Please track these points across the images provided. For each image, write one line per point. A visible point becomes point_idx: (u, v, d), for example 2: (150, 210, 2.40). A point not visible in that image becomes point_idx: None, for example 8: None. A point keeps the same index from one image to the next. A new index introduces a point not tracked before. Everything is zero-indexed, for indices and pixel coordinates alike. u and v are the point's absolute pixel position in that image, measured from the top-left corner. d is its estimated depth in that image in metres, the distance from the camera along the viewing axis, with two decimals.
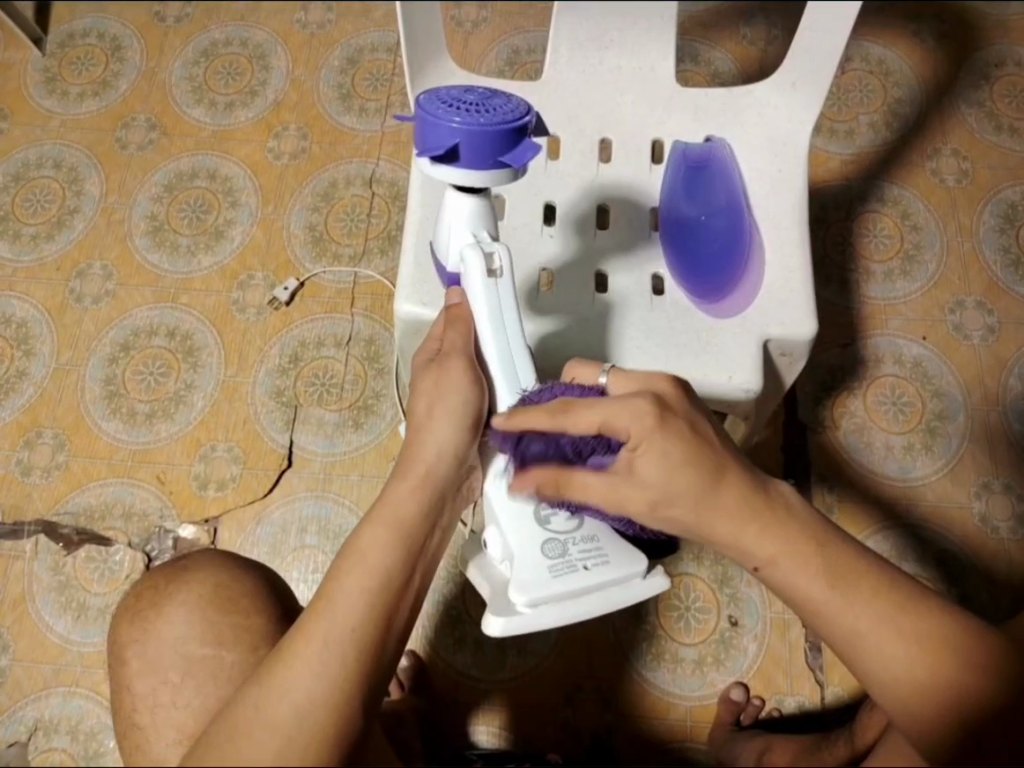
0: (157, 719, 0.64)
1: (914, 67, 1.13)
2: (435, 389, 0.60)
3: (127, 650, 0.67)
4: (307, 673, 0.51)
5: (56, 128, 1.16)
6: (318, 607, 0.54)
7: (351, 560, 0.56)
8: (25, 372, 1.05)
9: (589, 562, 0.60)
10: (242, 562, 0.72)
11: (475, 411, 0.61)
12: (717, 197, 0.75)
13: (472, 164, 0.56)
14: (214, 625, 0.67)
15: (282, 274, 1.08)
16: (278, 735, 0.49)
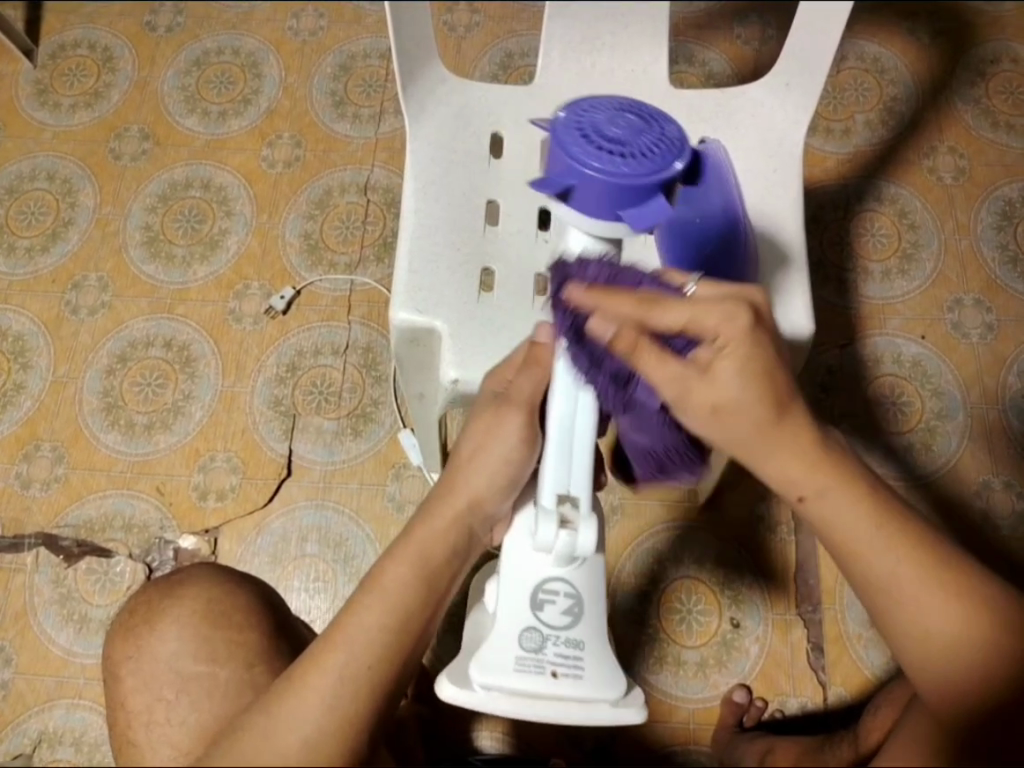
0: (152, 736, 0.63)
1: (908, 64, 1.13)
2: (485, 433, 0.57)
3: (122, 667, 0.67)
4: (319, 703, 0.51)
5: (48, 140, 1.16)
6: (333, 635, 0.53)
7: (372, 591, 0.54)
8: (22, 384, 1.05)
9: (560, 669, 0.56)
10: (237, 577, 0.72)
11: (514, 471, 0.57)
12: (713, 201, 0.70)
13: (587, 209, 0.52)
14: (207, 642, 0.67)
15: (278, 283, 1.08)
16: (288, 767, 0.50)
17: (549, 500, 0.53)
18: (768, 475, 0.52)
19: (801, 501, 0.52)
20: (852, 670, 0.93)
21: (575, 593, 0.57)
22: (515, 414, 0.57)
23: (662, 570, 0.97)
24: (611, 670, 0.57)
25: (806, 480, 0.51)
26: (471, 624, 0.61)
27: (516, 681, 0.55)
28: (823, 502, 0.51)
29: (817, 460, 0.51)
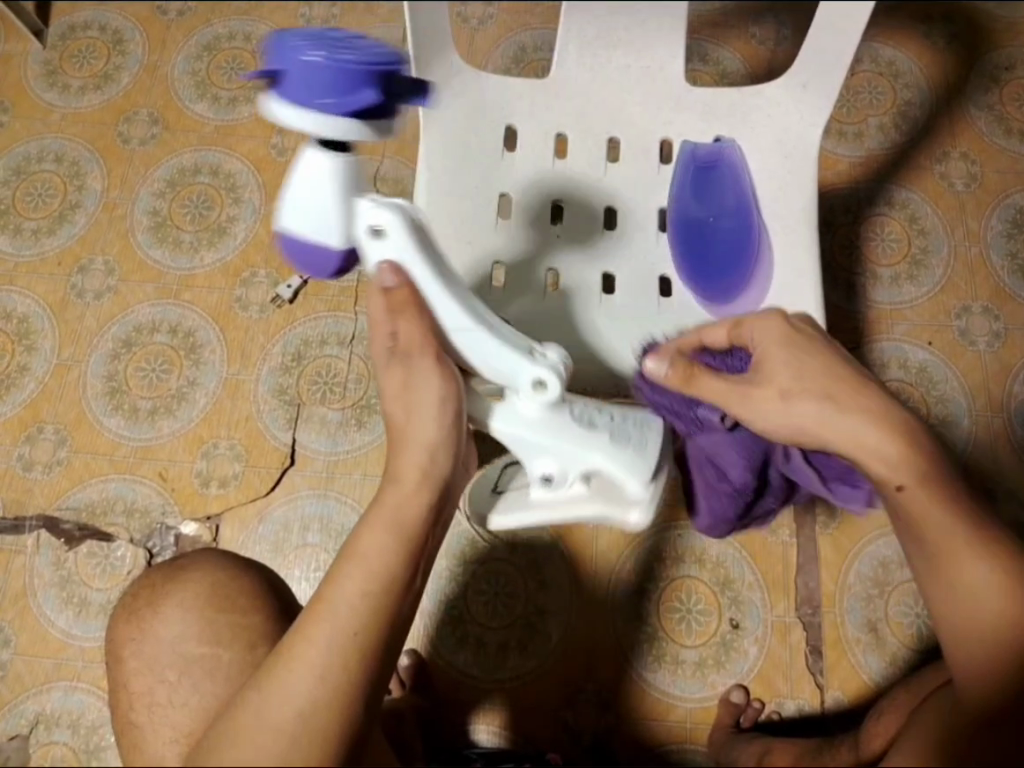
0: (155, 719, 0.64)
1: (924, 68, 1.12)
2: (407, 391, 0.60)
3: (124, 650, 0.67)
4: (309, 675, 0.51)
5: (57, 121, 1.15)
6: (317, 607, 0.53)
7: (352, 560, 0.55)
8: (26, 366, 1.05)
9: (639, 427, 0.66)
10: (244, 562, 0.72)
11: (453, 404, 0.61)
12: (726, 198, 0.74)
13: (298, 99, 0.54)
14: (211, 625, 0.67)
15: (285, 272, 1.08)
16: (283, 741, 0.49)
17: (526, 379, 0.62)
18: (864, 455, 0.59)
19: (897, 489, 0.58)
20: (849, 673, 0.93)
21: (580, 403, 0.66)
22: (424, 358, 0.60)
23: (662, 569, 0.97)
24: (637, 415, 0.67)
25: (903, 464, 0.58)
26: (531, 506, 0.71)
27: (651, 457, 0.65)
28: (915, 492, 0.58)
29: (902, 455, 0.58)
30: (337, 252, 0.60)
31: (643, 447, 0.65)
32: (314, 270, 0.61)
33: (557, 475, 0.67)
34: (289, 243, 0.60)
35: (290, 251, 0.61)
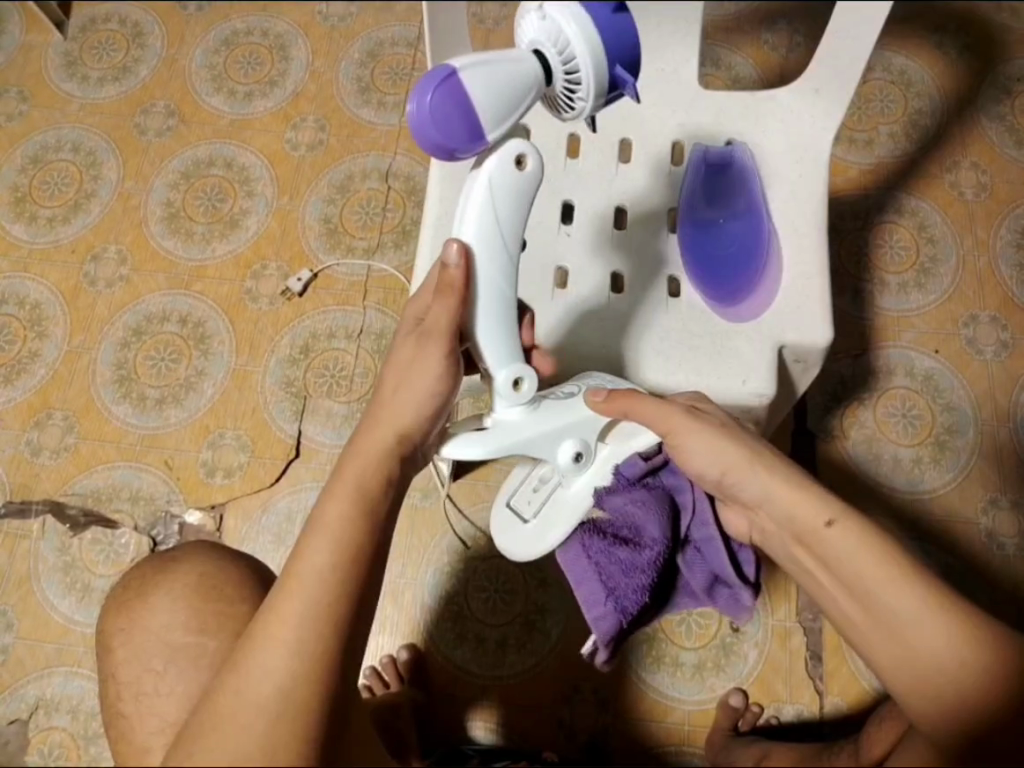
0: (142, 708, 0.63)
1: (936, 77, 1.13)
2: (408, 363, 0.58)
3: (113, 639, 0.68)
4: (286, 651, 0.48)
5: (75, 111, 1.16)
6: (287, 583, 0.50)
7: (318, 534, 0.52)
8: (37, 353, 1.06)
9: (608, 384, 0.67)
10: (229, 555, 0.72)
11: (440, 400, 0.58)
12: (737, 201, 0.75)
13: (606, 32, 0.52)
14: (200, 613, 0.66)
15: (296, 265, 1.08)
16: (263, 717, 0.46)
17: (505, 377, 0.61)
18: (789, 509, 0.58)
19: (827, 526, 0.57)
20: (849, 681, 0.93)
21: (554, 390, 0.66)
22: (437, 344, 0.57)
23: None
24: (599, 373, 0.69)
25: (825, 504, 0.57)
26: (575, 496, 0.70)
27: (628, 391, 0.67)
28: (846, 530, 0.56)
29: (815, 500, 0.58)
30: (464, 147, 0.53)
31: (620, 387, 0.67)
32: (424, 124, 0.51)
33: (581, 449, 0.65)
34: (442, 100, 0.51)
35: (432, 83, 0.51)
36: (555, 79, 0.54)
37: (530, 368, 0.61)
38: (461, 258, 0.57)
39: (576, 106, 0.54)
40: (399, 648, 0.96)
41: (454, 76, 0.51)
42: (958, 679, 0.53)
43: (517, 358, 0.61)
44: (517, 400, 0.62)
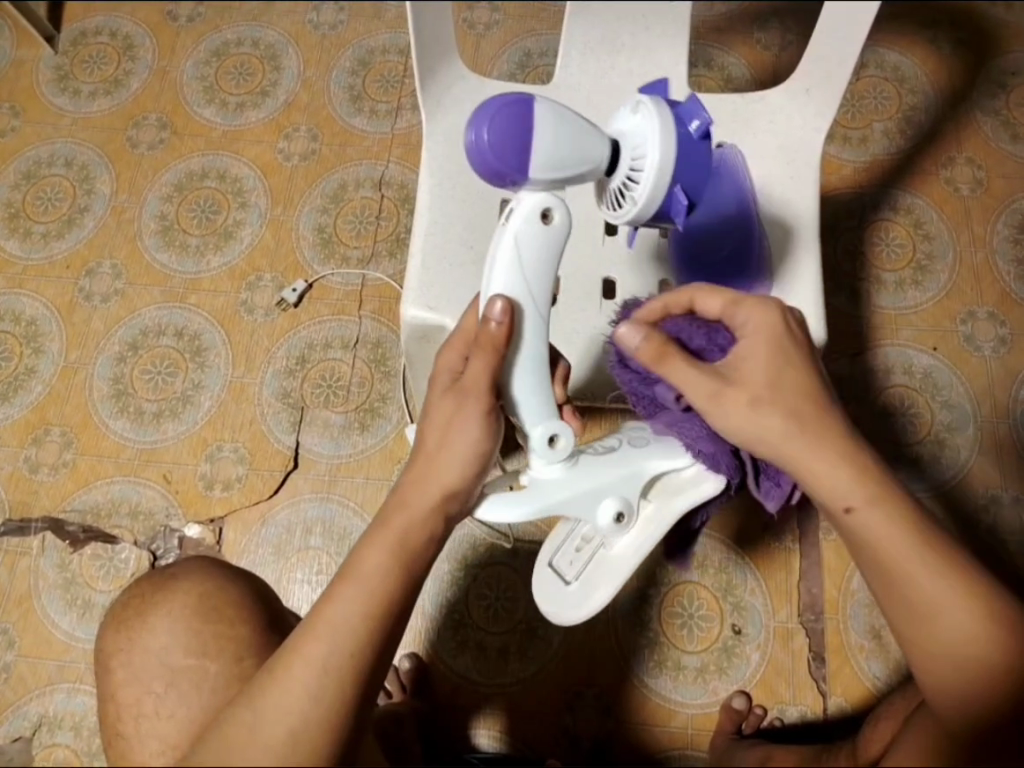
0: (142, 729, 0.63)
1: (929, 73, 1.12)
2: (444, 420, 0.57)
3: (113, 660, 0.67)
4: (303, 695, 0.49)
5: (67, 126, 1.16)
6: (313, 625, 0.51)
7: (349, 578, 0.53)
8: (33, 369, 1.06)
9: (633, 440, 0.65)
10: (234, 571, 0.71)
11: (483, 456, 0.57)
12: (725, 206, 0.72)
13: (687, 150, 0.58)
14: (197, 636, 0.66)
15: (290, 276, 1.08)
16: (273, 755, 0.48)
17: (541, 432, 0.60)
18: (823, 484, 0.56)
19: (847, 512, 0.55)
20: (853, 680, 0.92)
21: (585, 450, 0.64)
22: (476, 401, 0.56)
23: (664, 571, 0.97)
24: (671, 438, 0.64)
25: (852, 490, 0.55)
26: (623, 559, 0.65)
27: (659, 440, 0.64)
28: (867, 514, 0.55)
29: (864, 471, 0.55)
30: (518, 175, 0.55)
31: (656, 440, 0.64)
32: (481, 152, 0.54)
33: (624, 508, 0.62)
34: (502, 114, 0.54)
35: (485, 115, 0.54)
36: (616, 172, 0.59)
37: (565, 424, 0.60)
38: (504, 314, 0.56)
39: (624, 205, 0.59)
40: (402, 657, 0.95)
41: (526, 105, 0.54)
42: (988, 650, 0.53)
43: (553, 414, 0.60)
44: (553, 457, 0.61)
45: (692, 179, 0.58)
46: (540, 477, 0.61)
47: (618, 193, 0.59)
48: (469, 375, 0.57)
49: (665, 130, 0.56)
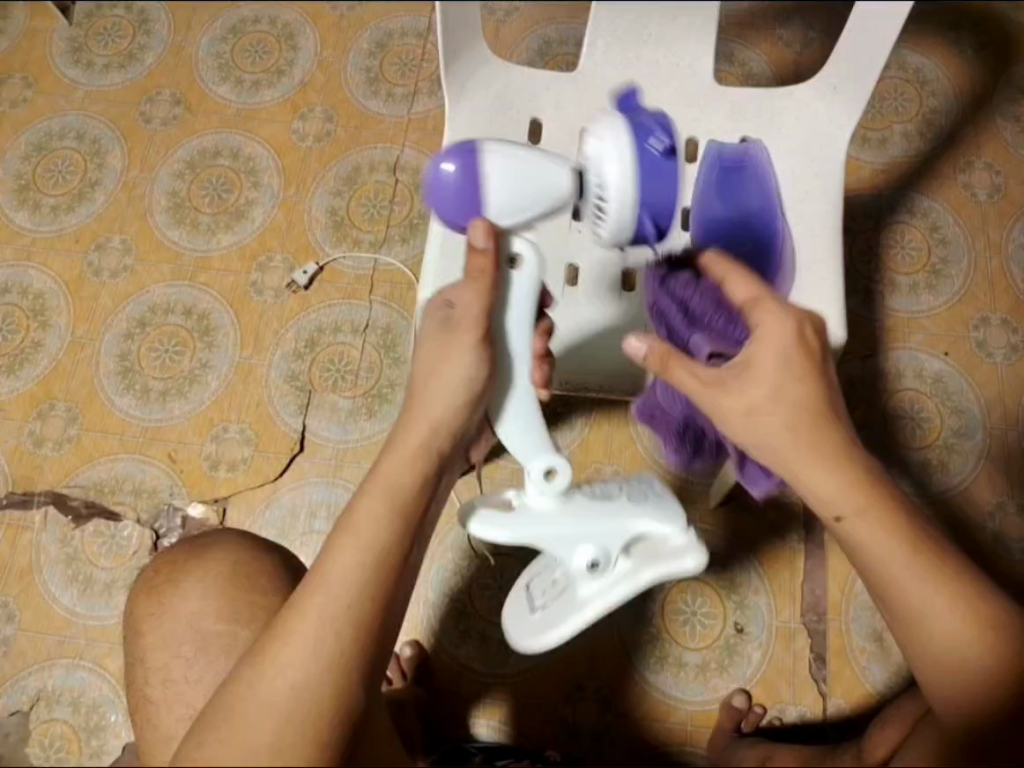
0: (168, 695, 0.63)
1: (950, 76, 1.11)
2: (437, 355, 0.55)
3: (145, 623, 0.66)
4: (304, 648, 0.49)
5: (79, 98, 1.15)
6: (315, 577, 0.51)
7: (348, 530, 0.52)
8: (40, 342, 1.05)
9: (632, 495, 0.62)
10: (265, 545, 0.70)
11: (469, 394, 0.54)
12: (750, 200, 0.71)
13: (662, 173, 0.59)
14: (231, 602, 0.65)
15: (301, 258, 1.07)
16: (280, 713, 0.48)
17: (538, 467, 0.59)
18: (812, 490, 0.55)
19: (836, 522, 0.55)
20: (853, 681, 0.93)
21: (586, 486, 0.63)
22: (467, 336, 0.54)
23: None
24: (678, 512, 0.60)
25: (842, 499, 0.54)
26: (583, 604, 0.60)
27: (662, 507, 0.61)
28: (856, 524, 0.54)
29: (856, 481, 0.54)
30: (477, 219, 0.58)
31: (656, 503, 0.61)
32: (449, 202, 0.58)
33: (600, 556, 0.59)
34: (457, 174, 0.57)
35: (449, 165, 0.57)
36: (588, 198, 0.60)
37: (564, 459, 0.59)
38: (487, 236, 0.56)
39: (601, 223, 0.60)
40: (403, 644, 0.95)
41: (478, 159, 0.57)
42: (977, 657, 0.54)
43: (547, 447, 0.59)
44: (547, 489, 0.59)
45: (661, 193, 0.59)
46: (528, 499, 0.60)
47: (594, 213, 0.60)
48: (461, 306, 0.55)
49: (626, 155, 0.58)
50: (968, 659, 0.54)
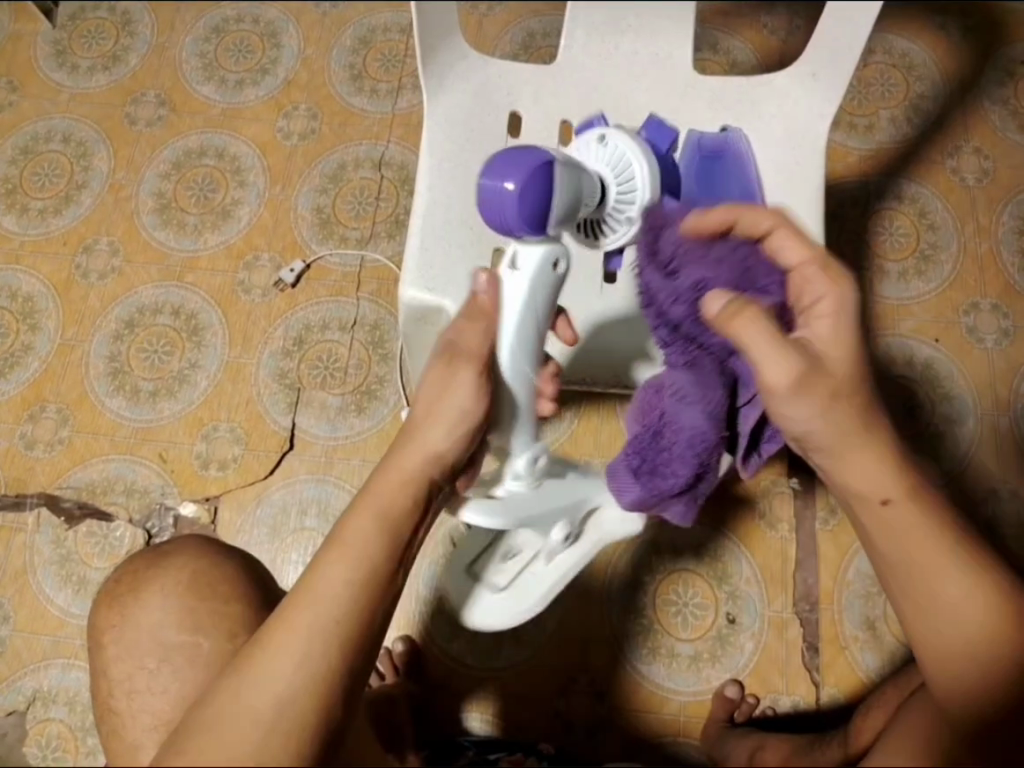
0: (133, 706, 0.63)
1: (937, 60, 1.10)
2: (437, 387, 0.59)
3: (106, 635, 0.67)
4: (289, 662, 0.47)
5: (65, 101, 1.15)
6: (300, 595, 0.50)
7: (337, 548, 0.52)
8: (30, 346, 1.05)
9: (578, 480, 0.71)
10: (225, 552, 0.71)
11: (471, 420, 0.59)
12: (731, 189, 0.72)
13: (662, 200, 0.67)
14: (191, 611, 0.65)
15: (288, 255, 1.08)
16: (261, 729, 0.46)
17: (523, 458, 0.65)
18: (847, 472, 0.54)
19: (881, 502, 0.53)
20: (846, 671, 0.92)
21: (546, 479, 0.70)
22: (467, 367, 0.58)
23: (659, 560, 0.97)
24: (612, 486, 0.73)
25: (883, 477, 0.53)
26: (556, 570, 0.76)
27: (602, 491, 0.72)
28: (896, 503, 0.52)
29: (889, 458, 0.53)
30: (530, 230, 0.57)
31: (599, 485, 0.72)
32: (512, 211, 0.55)
33: (569, 533, 0.71)
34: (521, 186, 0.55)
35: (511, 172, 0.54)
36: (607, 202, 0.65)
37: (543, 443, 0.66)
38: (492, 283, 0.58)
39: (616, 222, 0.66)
40: (395, 640, 0.95)
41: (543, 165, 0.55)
42: (988, 662, 0.49)
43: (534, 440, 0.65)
44: (529, 475, 0.66)
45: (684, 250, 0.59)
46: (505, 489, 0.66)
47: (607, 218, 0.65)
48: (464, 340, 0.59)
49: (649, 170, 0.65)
50: (980, 661, 0.49)
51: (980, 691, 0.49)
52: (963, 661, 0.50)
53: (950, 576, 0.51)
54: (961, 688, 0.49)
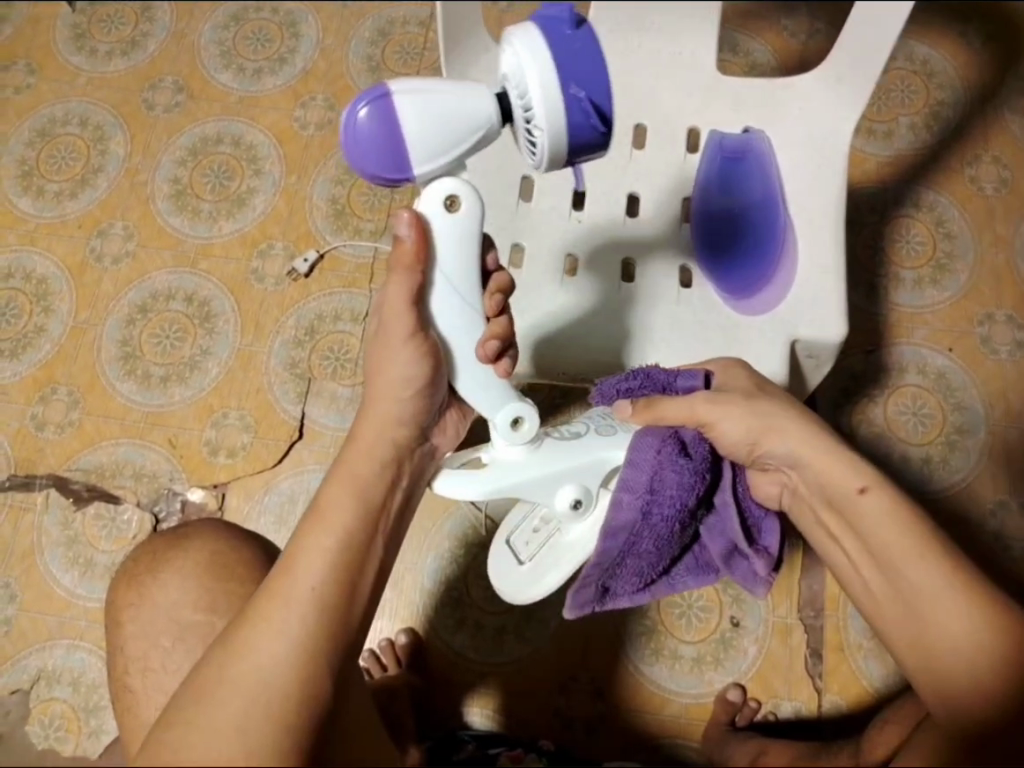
0: (147, 684, 0.64)
1: (959, 67, 1.10)
2: (382, 355, 0.61)
3: (124, 614, 0.67)
4: (274, 630, 0.49)
5: (82, 85, 1.15)
6: (285, 564, 0.53)
7: (316, 521, 0.55)
8: (43, 328, 1.06)
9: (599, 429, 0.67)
10: (244, 534, 0.71)
11: (423, 378, 0.61)
12: (753, 190, 0.73)
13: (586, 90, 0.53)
14: (208, 593, 0.66)
15: (302, 245, 1.08)
16: (246, 696, 0.46)
17: (504, 417, 0.64)
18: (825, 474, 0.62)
19: (860, 492, 0.60)
20: (849, 678, 0.92)
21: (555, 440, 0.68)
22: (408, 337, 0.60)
23: None
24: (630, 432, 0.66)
25: (853, 473, 0.61)
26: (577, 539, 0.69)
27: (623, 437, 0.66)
28: (873, 498, 0.60)
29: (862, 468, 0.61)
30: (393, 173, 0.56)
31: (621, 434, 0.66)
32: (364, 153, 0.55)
33: (582, 496, 0.66)
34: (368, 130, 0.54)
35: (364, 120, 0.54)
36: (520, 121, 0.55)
37: (528, 404, 0.64)
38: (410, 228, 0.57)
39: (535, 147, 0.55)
40: (399, 632, 0.96)
41: (387, 99, 0.54)
42: (977, 660, 0.53)
43: (512, 398, 0.64)
44: (516, 439, 0.65)
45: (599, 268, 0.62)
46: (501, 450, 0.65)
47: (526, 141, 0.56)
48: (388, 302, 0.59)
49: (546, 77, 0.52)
50: (971, 658, 0.53)
51: (982, 694, 0.52)
52: (954, 661, 0.54)
53: (927, 573, 0.56)
54: (961, 689, 0.53)
